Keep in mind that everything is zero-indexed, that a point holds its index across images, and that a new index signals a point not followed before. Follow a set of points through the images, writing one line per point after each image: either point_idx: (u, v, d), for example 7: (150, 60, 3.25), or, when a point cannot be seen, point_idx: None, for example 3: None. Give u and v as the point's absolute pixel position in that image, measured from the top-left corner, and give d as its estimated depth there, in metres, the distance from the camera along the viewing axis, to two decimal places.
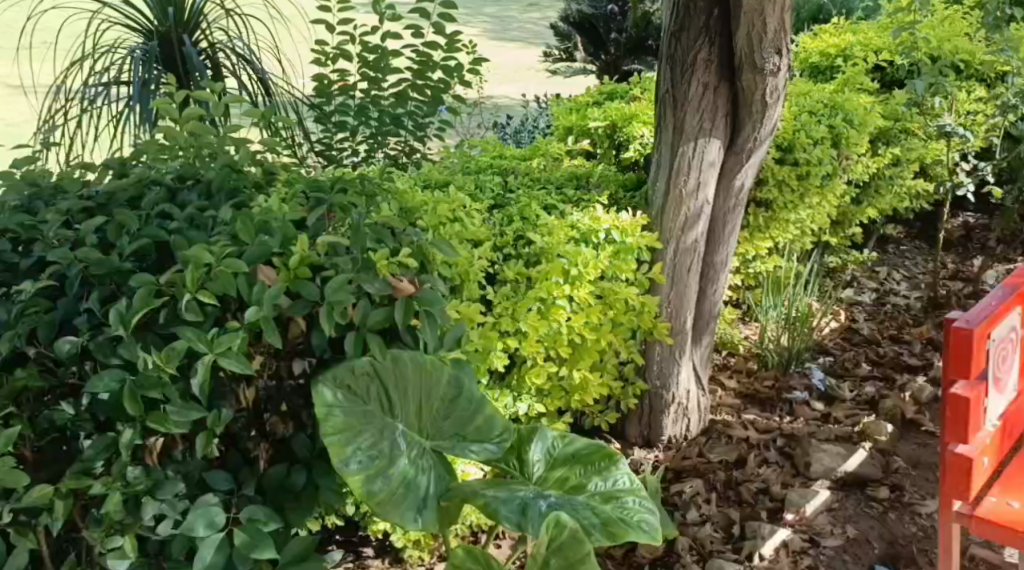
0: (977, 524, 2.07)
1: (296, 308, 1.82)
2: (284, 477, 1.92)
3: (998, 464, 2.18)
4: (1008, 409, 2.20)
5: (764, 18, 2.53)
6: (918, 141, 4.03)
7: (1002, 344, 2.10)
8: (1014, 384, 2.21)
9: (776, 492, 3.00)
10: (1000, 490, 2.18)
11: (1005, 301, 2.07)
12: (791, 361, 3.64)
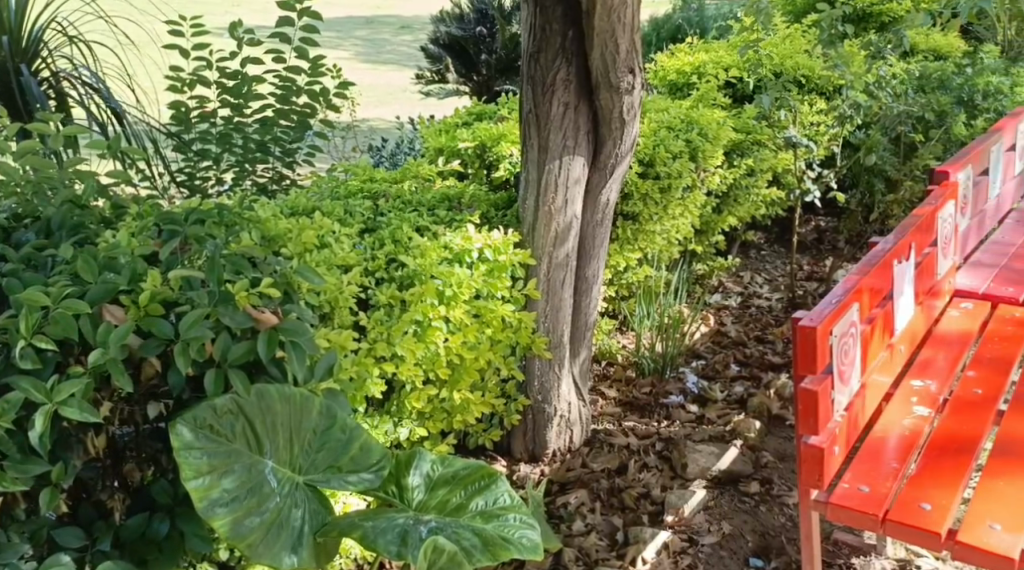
0: (832, 510, 2.24)
1: (147, 348, 1.80)
2: (144, 527, 1.86)
3: (847, 452, 2.36)
4: (855, 400, 2.38)
5: (616, 39, 2.64)
6: (770, 151, 4.25)
7: (845, 339, 2.26)
8: (859, 376, 2.40)
9: (656, 496, 3.10)
10: (852, 476, 2.34)
11: (845, 298, 2.25)
12: (667, 366, 3.76)
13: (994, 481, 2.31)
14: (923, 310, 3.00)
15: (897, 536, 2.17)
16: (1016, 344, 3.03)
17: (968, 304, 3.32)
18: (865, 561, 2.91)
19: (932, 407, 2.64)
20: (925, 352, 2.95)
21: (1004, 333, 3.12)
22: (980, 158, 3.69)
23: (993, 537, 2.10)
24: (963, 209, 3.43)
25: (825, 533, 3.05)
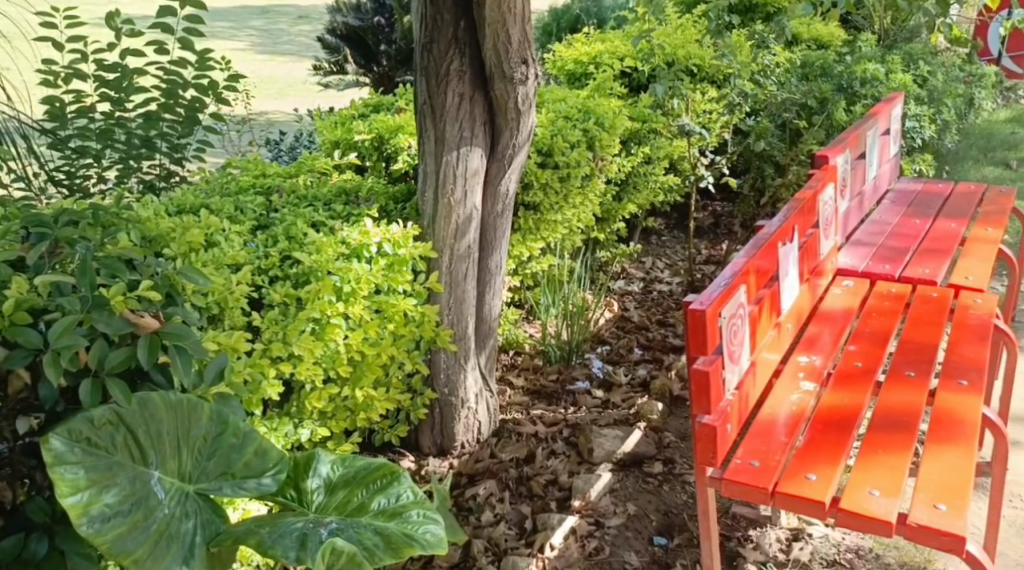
0: (726, 485, 2.32)
1: (14, 360, 1.73)
2: (20, 548, 1.79)
3: (739, 429, 2.45)
4: (744, 379, 2.49)
5: (507, 29, 2.66)
6: (665, 139, 4.33)
7: (731, 320, 2.37)
8: (746, 356, 2.51)
9: (563, 482, 3.12)
10: (745, 452, 2.43)
11: (730, 283, 2.36)
12: (572, 353, 3.80)
13: (874, 450, 2.42)
14: (808, 290, 3.13)
15: (786, 507, 2.26)
16: (894, 318, 3.18)
17: (850, 282, 3.48)
18: (760, 531, 3.09)
19: (817, 381, 2.76)
20: (811, 330, 3.07)
21: (883, 309, 3.27)
22: (858, 143, 3.85)
23: (873, 503, 2.20)
24: (842, 192, 3.59)
25: (724, 507, 3.22)
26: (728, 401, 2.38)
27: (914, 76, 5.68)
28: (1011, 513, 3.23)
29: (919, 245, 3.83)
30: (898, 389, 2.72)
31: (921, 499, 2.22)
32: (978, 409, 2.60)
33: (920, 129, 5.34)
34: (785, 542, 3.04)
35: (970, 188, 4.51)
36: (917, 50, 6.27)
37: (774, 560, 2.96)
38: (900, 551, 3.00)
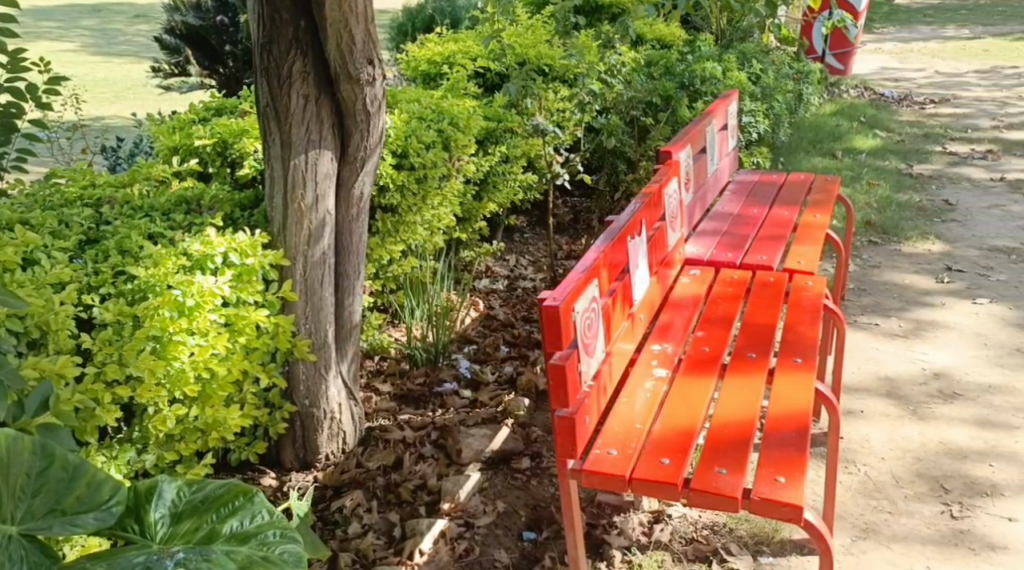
0: (585, 477, 2.41)
1: None
2: None
3: (597, 420, 2.56)
4: (599, 370, 2.64)
5: (349, 29, 2.61)
6: (520, 138, 4.35)
7: (584, 315, 2.52)
8: (599, 349, 2.66)
9: (431, 485, 3.09)
10: (602, 443, 2.54)
11: (581, 278, 2.50)
12: (438, 355, 3.75)
13: (721, 432, 2.56)
14: (658, 281, 3.27)
15: (642, 492, 2.36)
16: (737, 304, 3.36)
17: (696, 271, 3.64)
18: (623, 517, 3.21)
19: (669, 368, 2.92)
20: (663, 319, 3.22)
21: (726, 295, 3.44)
22: (697, 138, 4.02)
23: (720, 482, 2.33)
24: (685, 186, 3.75)
25: (590, 497, 3.33)
26: (584, 393, 2.49)
27: (747, 74, 5.96)
28: (847, 479, 3.41)
29: (758, 233, 4.02)
30: (741, 373, 2.89)
31: (763, 475, 2.36)
32: (812, 386, 2.78)
33: (755, 123, 5.64)
34: (647, 525, 3.18)
35: (801, 177, 4.75)
36: (749, 49, 6.57)
37: (637, 544, 3.09)
38: (750, 523, 3.16)
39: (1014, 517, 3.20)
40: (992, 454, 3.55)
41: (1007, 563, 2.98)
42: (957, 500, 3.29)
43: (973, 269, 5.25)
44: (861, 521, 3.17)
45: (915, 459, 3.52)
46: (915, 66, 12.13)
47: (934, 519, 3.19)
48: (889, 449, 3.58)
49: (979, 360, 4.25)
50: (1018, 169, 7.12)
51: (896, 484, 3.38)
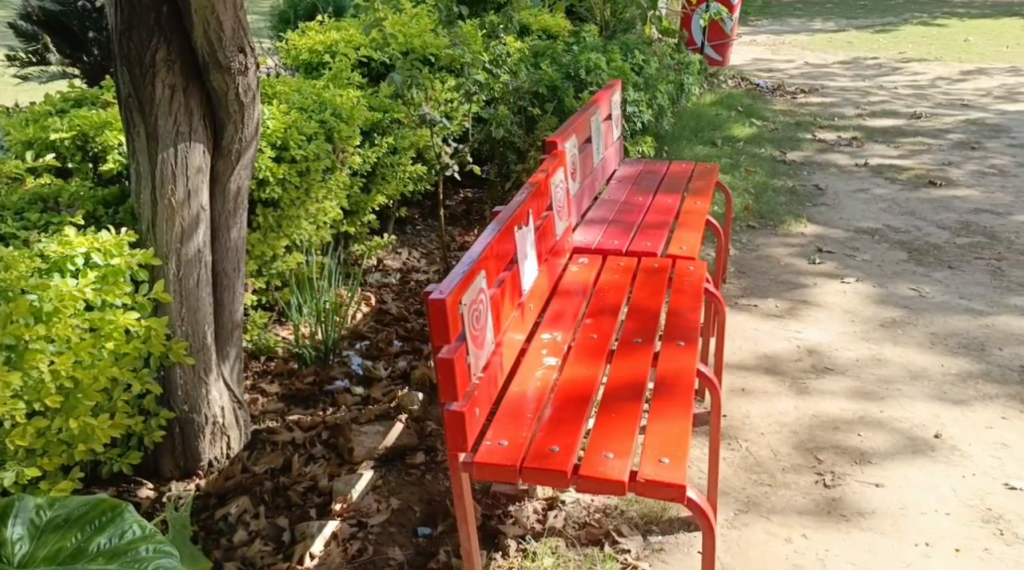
0: (477, 469, 2.45)
1: None
2: None
3: (488, 411, 2.59)
4: (490, 361, 2.65)
5: (218, 16, 2.49)
6: (408, 129, 4.28)
7: (472, 307, 2.52)
8: (489, 340, 2.66)
9: (322, 487, 3.01)
10: (494, 433, 2.57)
11: (469, 270, 2.49)
12: (328, 353, 3.64)
13: (609, 417, 2.66)
14: (546, 269, 3.31)
15: (533, 480, 2.42)
16: (623, 289, 3.43)
17: (584, 259, 3.69)
18: (518, 506, 3.30)
19: (559, 356, 2.97)
20: (552, 307, 3.27)
21: (613, 281, 3.50)
22: (582, 129, 4.07)
23: (608, 467, 2.42)
24: (571, 176, 3.79)
25: (484, 488, 3.39)
26: (475, 385, 2.51)
27: (629, 64, 6.05)
28: (730, 455, 3.50)
29: (643, 220, 4.08)
30: (627, 358, 2.97)
31: (648, 456, 2.48)
32: (692, 368, 2.89)
33: (639, 113, 5.73)
34: (541, 512, 3.28)
35: (684, 166, 4.85)
36: (631, 40, 6.67)
37: (531, 532, 3.18)
38: (641, 504, 3.30)
39: (881, 482, 3.32)
40: (862, 423, 3.68)
41: (875, 526, 3.10)
42: (830, 469, 3.40)
43: (841, 250, 5.45)
44: (743, 495, 3.27)
45: (791, 433, 3.63)
46: (785, 57, 12.56)
47: (809, 489, 3.30)
48: (768, 425, 3.69)
49: (848, 335, 4.41)
50: (881, 155, 7.44)
51: (775, 458, 3.48)
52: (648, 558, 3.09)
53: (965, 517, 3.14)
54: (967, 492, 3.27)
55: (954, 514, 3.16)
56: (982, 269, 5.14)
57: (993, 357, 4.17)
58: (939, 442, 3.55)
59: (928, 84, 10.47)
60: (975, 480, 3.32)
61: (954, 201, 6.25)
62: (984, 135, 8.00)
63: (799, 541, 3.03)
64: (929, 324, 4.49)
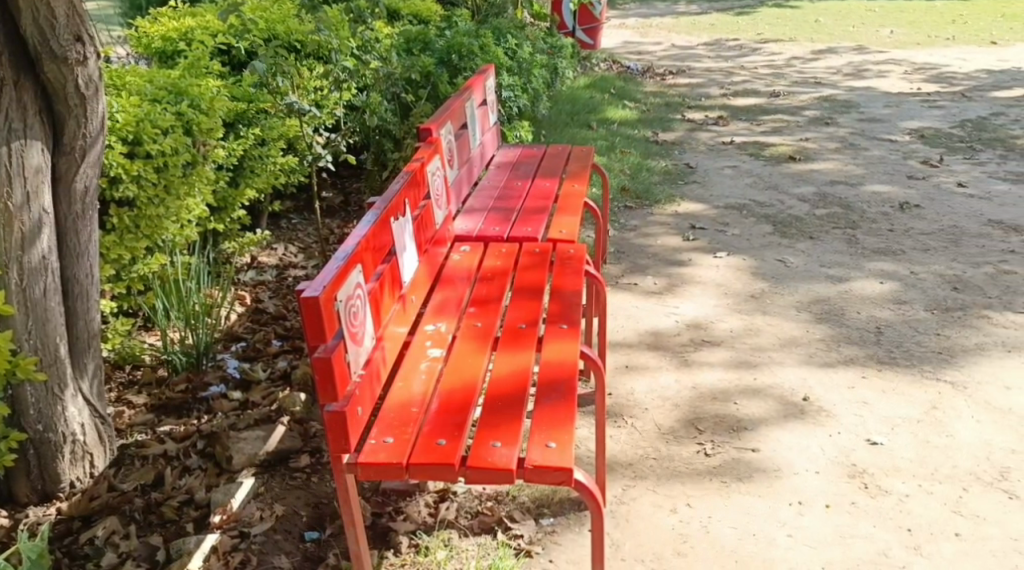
0: (362, 469, 2.35)
1: None
2: None
3: (372, 408, 2.51)
4: (370, 358, 2.56)
5: (49, 3, 2.34)
6: (276, 119, 4.11)
7: (349, 304, 2.42)
8: (369, 336, 2.57)
9: (199, 499, 2.86)
10: (378, 431, 2.49)
11: (344, 264, 2.39)
12: (201, 358, 3.46)
13: (496, 405, 2.61)
14: (426, 260, 3.24)
15: (420, 477, 2.35)
16: (505, 275, 3.39)
17: (466, 247, 3.64)
18: (408, 501, 3.23)
19: (444, 347, 2.90)
20: (435, 298, 3.20)
21: (496, 268, 3.46)
22: (456, 115, 4.00)
23: (496, 456, 2.38)
24: (448, 163, 3.73)
25: (373, 486, 3.30)
26: (355, 383, 2.42)
27: (501, 48, 6.02)
28: (617, 432, 3.51)
29: (521, 206, 4.05)
30: (512, 344, 2.93)
31: (535, 441, 2.45)
32: (577, 351, 2.88)
33: (514, 98, 5.70)
34: (433, 505, 3.21)
35: (560, 150, 4.84)
36: (503, 25, 6.63)
37: (423, 526, 3.11)
38: (532, 488, 3.28)
39: (758, 447, 3.39)
40: (739, 392, 3.75)
41: (753, 490, 3.15)
42: (710, 438, 3.45)
43: (713, 226, 5.56)
44: (630, 471, 3.28)
45: (673, 406, 3.67)
46: (653, 39, 12.79)
47: (692, 459, 3.33)
48: (652, 400, 3.72)
49: (723, 308, 4.49)
50: (746, 133, 7.64)
51: (659, 432, 3.51)
52: (542, 541, 3.07)
53: (834, 474, 3.23)
54: (834, 450, 3.36)
55: (823, 472, 3.24)
56: (840, 238, 5.33)
57: (852, 321, 4.32)
58: (808, 404, 3.65)
59: (785, 63, 10.85)
60: (841, 438, 3.42)
61: (812, 175, 6.46)
62: (836, 111, 8.33)
63: (683, 511, 3.06)
64: (794, 292, 4.62)
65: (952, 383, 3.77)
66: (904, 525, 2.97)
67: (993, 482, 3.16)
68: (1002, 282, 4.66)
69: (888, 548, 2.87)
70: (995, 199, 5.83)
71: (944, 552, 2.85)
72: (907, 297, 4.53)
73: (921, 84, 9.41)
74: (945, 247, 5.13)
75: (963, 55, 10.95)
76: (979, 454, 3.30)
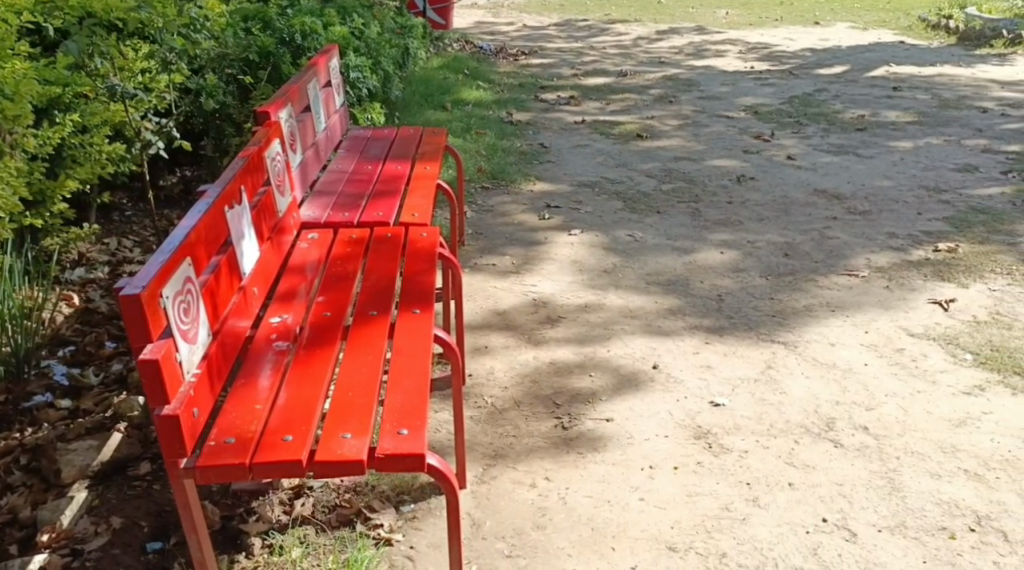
0: (201, 473, 2.22)
1: None
2: None
3: (210, 409, 2.36)
4: (208, 355, 2.41)
5: None
6: (97, 104, 3.82)
7: (178, 300, 2.27)
8: (205, 333, 2.42)
9: (24, 519, 2.68)
10: (219, 431, 2.34)
11: (170, 258, 2.24)
12: (22, 365, 3.20)
13: (345, 395, 2.51)
14: (269, 249, 3.10)
15: (265, 476, 2.23)
16: (355, 261, 3.28)
17: (314, 234, 3.51)
18: (261, 501, 3.09)
19: (291, 339, 2.77)
20: (281, 289, 3.06)
21: (346, 254, 3.34)
22: (298, 97, 3.85)
23: (345, 447, 2.28)
24: (289, 147, 3.58)
25: (221, 489, 3.15)
26: (190, 384, 2.28)
27: (347, 28, 5.86)
28: (475, 413, 3.47)
29: (371, 189, 3.95)
30: (363, 331, 2.83)
31: (386, 429, 2.37)
32: (430, 336, 2.81)
33: (362, 79, 5.55)
34: (287, 502, 3.08)
35: (410, 132, 4.76)
36: (348, 4, 6.45)
37: (277, 526, 2.98)
38: (391, 476, 3.19)
39: (611, 417, 3.42)
40: (590, 364, 3.78)
41: (608, 459, 3.18)
42: (567, 412, 3.46)
43: (567, 204, 5.58)
44: (489, 449, 3.25)
45: (530, 382, 3.66)
46: (505, 20, 12.79)
47: (549, 433, 3.34)
48: (510, 377, 3.70)
49: (576, 284, 4.52)
50: (597, 112, 7.73)
51: (516, 408, 3.49)
52: (402, 529, 3.00)
53: (681, 436, 3.29)
54: (681, 414, 3.43)
55: (672, 436, 3.30)
56: (684, 211, 5.46)
57: (697, 291, 4.42)
58: (657, 372, 3.71)
59: (631, 43, 11.06)
60: (688, 402, 3.50)
61: (658, 152, 6.60)
62: (679, 89, 8.55)
63: (543, 485, 3.06)
64: (643, 266, 4.70)
65: (785, 344, 3.91)
66: (743, 480, 3.05)
67: (820, 433, 3.29)
68: (827, 246, 4.88)
69: (728, 502, 2.95)
70: (819, 170, 6.12)
71: (779, 502, 2.94)
72: (744, 266, 4.68)
73: (754, 62, 9.78)
74: (777, 217, 5.33)
75: (792, 36, 11.46)
76: (809, 407, 3.44)
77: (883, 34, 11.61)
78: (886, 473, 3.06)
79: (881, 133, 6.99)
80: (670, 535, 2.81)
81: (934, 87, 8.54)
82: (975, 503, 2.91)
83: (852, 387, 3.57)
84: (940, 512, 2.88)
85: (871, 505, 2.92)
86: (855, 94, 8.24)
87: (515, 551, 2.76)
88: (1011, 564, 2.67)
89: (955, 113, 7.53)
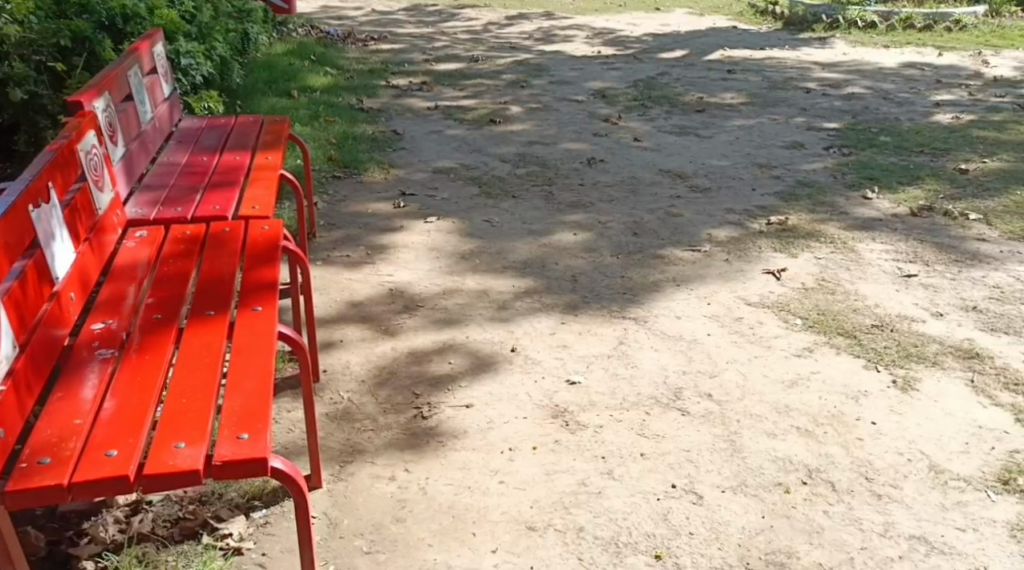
0: (11, 498, 2.01)
1: None
2: None
3: (20, 428, 2.15)
4: (13, 370, 2.20)
5: None
6: None
7: None
8: (8, 346, 2.21)
9: None
10: (32, 451, 2.14)
11: None
12: None
13: (178, 403, 2.34)
14: (88, 251, 2.87)
15: (87, 495, 2.05)
16: (188, 260, 3.09)
17: (143, 233, 3.29)
18: (93, 521, 2.88)
19: (115, 346, 2.57)
20: (105, 293, 2.85)
21: (178, 253, 3.14)
22: (117, 85, 3.59)
23: (178, 457, 2.13)
24: (106, 139, 3.33)
25: (50, 511, 2.93)
26: None
27: (178, 13, 5.55)
28: (329, 410, 3.34)
29: (206, 182, 3.74)
30: (197, 333, 2.66)
31: (224, 435, 2.23)
32: (272, 335, 2.67)
33: (196, 65, 5.28)
34: (123, 520, 2.88)
35: (248, 121, 4.55)
36: None
37: (113, 545, 2.78)
38: (240, 483, 3.03)
39: (471, 403, 3.37)
40: (447, 351, 3.71)
41: (468, 445, 3.12)
42: (426, 401, 3.39)
43: (421, 192, 5.48)
44: (347, 445, 3.14)
45: (388, 373, 3.56)
46: (354, 4, 12.51)
47: (408, 424, 3.25)
48: (366, 370, 3.59)
49: (433, 271, 4.43)
50: (448, 97, 7.64)
51: (375, 401, 3.39)
52: (253, 537, 2.85)
53: (539, 417, 3.28)
54: (539, 394, 3.41)
55: (529, 417, 3.28)
56: (537, 195, 5.46)
57: (551, 272, 4.43)
58: (514, 355, 3.68)
59: (481, 28, 11.03)
60: (545, 383, 3.48)
61: (510, 136, 6.59)
62: (529, 74, 8.57)
63: (402, 477, 2.97)
64: (499, 250, 4.66)
65: (636, 319, 3.96)
66: (599, 454, 3.06)
67: (669, 403, 3.34)
68: (672, 224, 4.98)
69: (584, 478, 2.95)
70: (663, 150, 6.26)
71: (632, 473, 2.97)
72: (596, 245, 4.73)
73: (600, 47, 9.93)
74: (625, 197, 5.40)
75: (634, 21, 11.71)
76: (659, 380, 3.49)
77: (718, 19, 12.02)
78: (729, 437, 3.14)
79: (719, 113, 7.21)
80: (530, 515, 2.79)
81: (765, 69, 8.89)
82: (807, 458, 3.02)
83: (698, 357, 3.65)
84: (777, 470, 2.96)
85: (715, 468, 2.98)
86: (694, 76, 8.49)
87: (374, 547, 2.67)
88: (839, 512, 2.78)
89: (784, 94, 7.85)
